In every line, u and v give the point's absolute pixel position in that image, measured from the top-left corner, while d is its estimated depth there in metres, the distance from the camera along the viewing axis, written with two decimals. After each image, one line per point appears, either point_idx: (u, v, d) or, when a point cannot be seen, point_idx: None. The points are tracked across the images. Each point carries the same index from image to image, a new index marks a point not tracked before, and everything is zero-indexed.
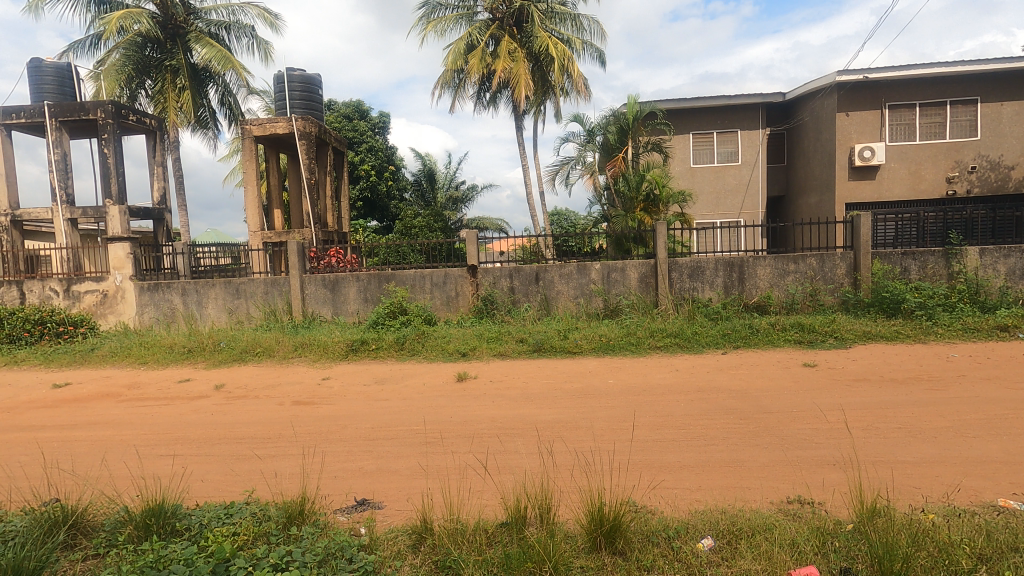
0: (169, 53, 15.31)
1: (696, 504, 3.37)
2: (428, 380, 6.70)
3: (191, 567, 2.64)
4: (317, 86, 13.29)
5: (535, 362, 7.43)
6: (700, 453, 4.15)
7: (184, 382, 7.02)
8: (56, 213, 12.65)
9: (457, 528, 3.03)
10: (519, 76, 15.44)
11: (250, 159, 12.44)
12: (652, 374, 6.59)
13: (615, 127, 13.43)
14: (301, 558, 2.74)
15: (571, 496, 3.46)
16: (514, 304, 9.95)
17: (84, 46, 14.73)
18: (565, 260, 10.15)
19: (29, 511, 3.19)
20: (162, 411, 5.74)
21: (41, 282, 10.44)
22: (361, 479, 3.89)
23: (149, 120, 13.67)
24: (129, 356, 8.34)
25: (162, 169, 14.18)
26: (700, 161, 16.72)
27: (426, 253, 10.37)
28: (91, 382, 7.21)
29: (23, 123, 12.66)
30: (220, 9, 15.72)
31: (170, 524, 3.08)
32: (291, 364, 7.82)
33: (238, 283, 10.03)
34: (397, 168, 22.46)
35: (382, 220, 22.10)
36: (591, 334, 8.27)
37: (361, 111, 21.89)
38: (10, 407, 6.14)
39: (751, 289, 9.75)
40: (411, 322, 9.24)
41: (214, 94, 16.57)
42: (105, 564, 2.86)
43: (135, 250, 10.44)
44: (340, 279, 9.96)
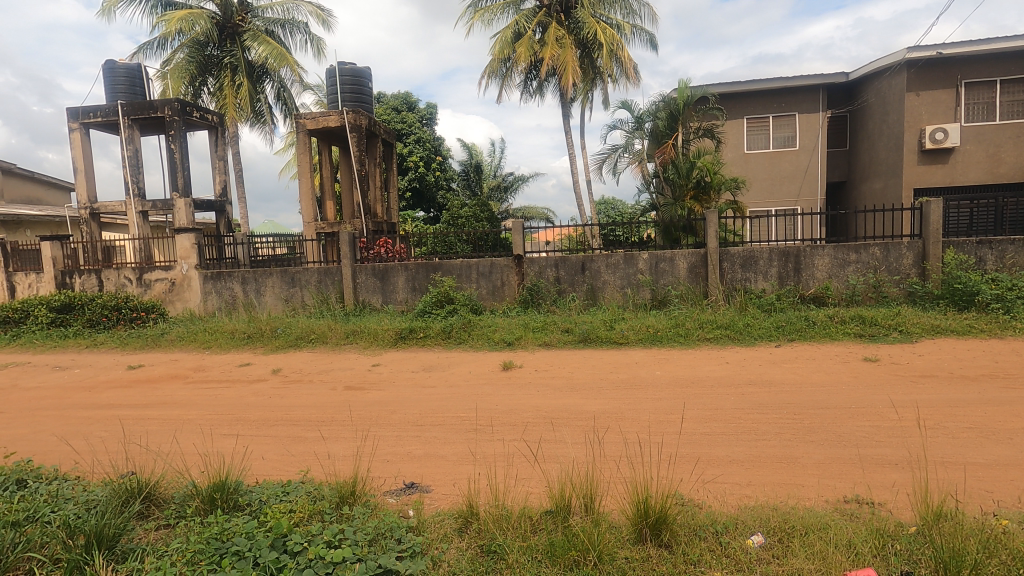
0: (229, 51, 15.95)
1: (746, 500, 3.28)
2: (473, 368, 6.78)
3: (252, 541, 2.79)
4: (366, 79, 13.54)
5: (580, 353, 7.40)
6: (751, 448, 4.03)
7: (244, 365, 7.40)
8: (129, 206, 13.48)
9: (503, 515, 3.07)
10: (567, 63, 15.22)
11: (304, 153, 12.86)
12: (700, 366, 6.43)
13: (665, 113, 13.04)
14: (353, 536, 2.84)
15: (616, 487, 3.44)
16: (560, 294, 9.90)
17: (151, 46, 15.53)
18: (612, 249, 10.01)
19: (109, 482, 3.44)
20: (224, 393, 6.07)
21: (117, 271, 11.20)
22: (409, 463, 3.99)
23: (211, 116, 14.35)
24: (195, 341, 8.86)
25: (222, 163, 14.87)
26: (754, 147, 16.12)
27: (473, 243, 10.45)
28: (161, 364, 7.70)
29: (99, 122, 13.49)
30: (275, 6, 16.24)
31: (233, 499, 3.27)
32: (343, 350, 8.11)
33: (293, 272, 10.42)
34: (444, 159, 22.73)
35: (429, 211, 22.44)
36: (637, 325, 8.15)
37: (409, 103, 22.17)
38: (91, 386, 6.66)
39: (807, 280, 9.33)
40: (457, 310, 9.34)
41: (270, 90, 17.15)
42: (175, 534, 3.06)
43: (199, 240, 11.00)
44: (389, 268, 10.19)
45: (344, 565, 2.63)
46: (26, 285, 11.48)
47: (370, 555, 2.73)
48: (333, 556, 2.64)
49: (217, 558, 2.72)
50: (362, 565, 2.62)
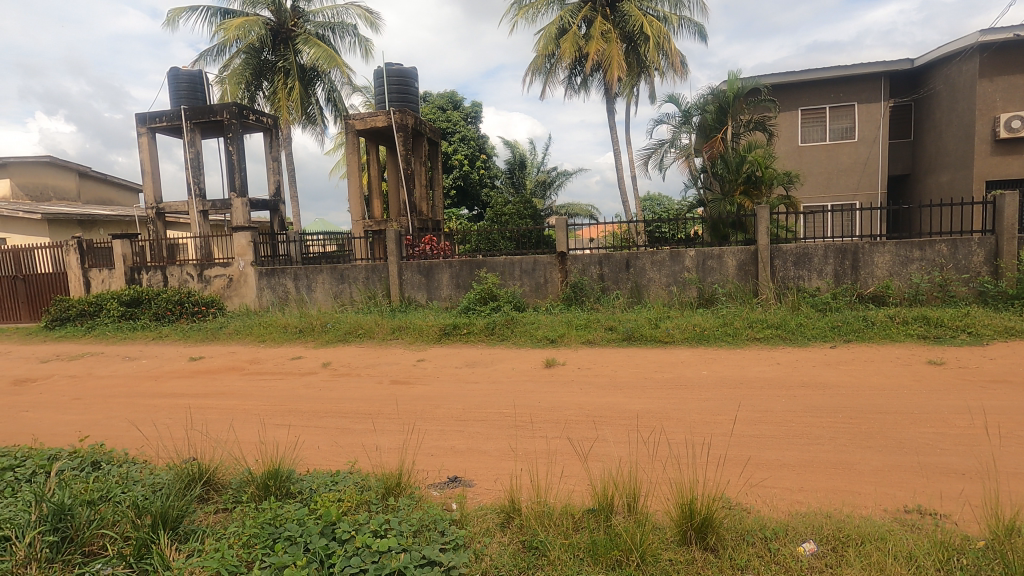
0: (282, 55, 16.55)
1: (797, 506, 3.17)
2: (516, 365, 6.81)
3: (304, 528, 2.90)
4: (412, 79, 13.76)
5: (624, 351, 7.31)
6: (804, 452, 3.89)
7: (296, 359, 7.70)
8: (191, 206, 14.19)
9: (545, 511, 3.07)
10: (612, 57, 15.02)
11: (353, 153, 13.20)
12: (749, 366, 6.24)
13: (714, 106, 12.67)
14: (398, 527, 2.91)
15: (661, 487, 3.39)
16: (604, 292, 9.81)
17: (211, 53, 16.29)
18: (658, 247, 9.83)
19: (173, 467, 3.65)
20: (278, 385, 6.35)
21: (180, 267, 11.83)
22: (452, 458, 4.05)
23: (266, 119, 14.93)
24: (251, 335, 9.28)
25: (276, 164, 15.44)
26: (809, 140, 15.48)
27: (516, 240, 10.46)
28: (220, 357, 8.11)
29: (164, 126, 14.26)
30: (325, 11, 16.74)
31: (285, 487, 3.41)
32: (389, 345, 8.31)
33: (342, 269, 10.74)
34: (488, 156, 22.86)
35: (473, 209, 22.65)
36: (683, 324, 7.99)
37: (455, 102, 22.37)
38: (157, 376, 7.08)
39: (866, 278, 8.89)
40: (500, 307, 9.40)
41: (321, 92, 17.68)
42: (232, 517, 3.22)
43: (255, 238, 11.48)
44: (433, 265, 10.36)
45: (390, 554, 2.69)
46: (100, 281, 12.19)
47: (414, 546, 2.79)
48: (379, 545, 2.71)
49: (271, 542, 2.85)
50: (407, 555, 2.67)
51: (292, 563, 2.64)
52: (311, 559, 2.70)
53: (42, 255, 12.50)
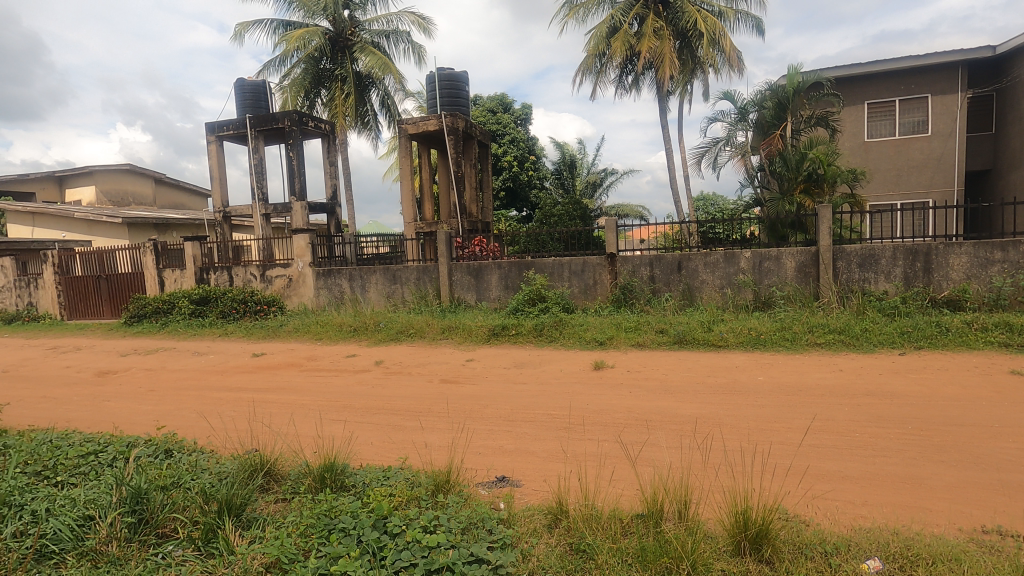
0: (340, 64, 17.14)
1: (861, 521, 3.01)
2: (565, 367, 6.79)
3: (357, 521, 3.00)
4: (463, 83, 13.95)
5: (675, 354, 7.15)
6: (869, 464, 3.69)
7: (351, 356, 7.96)
8: (255, 209, 14.91)
9: (593, 515, 3.05)
10: (665, 56, 14.76)
11: (406, 156, 13.51)
12: (809, 373, 5.97)
13: (772, 102, 12.19)
14: (447, 524, 2.96)
15: (713, 496, 3.30)
16: (654, 294, 9.63)
17: (273, 64, 17.07)
18: (712, 248, 9.57)
19: (237, 457, 3.86)
20: (334, 381, 6.59)
21: (244, 268, 12.46)
22: (501, 457, 4.09)
23: (324, 125, 15.48)
24: (308, 333, 9.65)
25: (333, 168, 16.00)
26: (876, 135, 14.68)
27: (565, 241, 10.41)
28: (280, 353, 8.49)
29: (230, 135, 15.06)
30: (380, 19, 17.24)
31: (340, 480, 3.54)
32: (439, 344, 8.46)
33: (394, 270, 11.02)
34: (538, 158, 22.87)
35: (522, 210, 22.74)
36: (738, 327, 7.74)
37: (505, 104, 22.47)
38: (223, 370, 7.50)
39: (940, 281, 8.34)
40: (549, 309, 9.37)
41: (375, 98, 18.18)
42: (291, 507, 3.36)
43: (313, 240, 11.95)
44: (483, 266, 10.46)
45: (439, 550, 2.74)
46: (173, 281, 13.00)
47: (462, 543, 2.83)
48: (428, 540, 2.77)
49: (326, 532, 2.96)
50: (455, 552, 2.71)
51: (347, 554, 2.73)
52: (364, 551, 2.78)
53: (123, 256, 13.46)
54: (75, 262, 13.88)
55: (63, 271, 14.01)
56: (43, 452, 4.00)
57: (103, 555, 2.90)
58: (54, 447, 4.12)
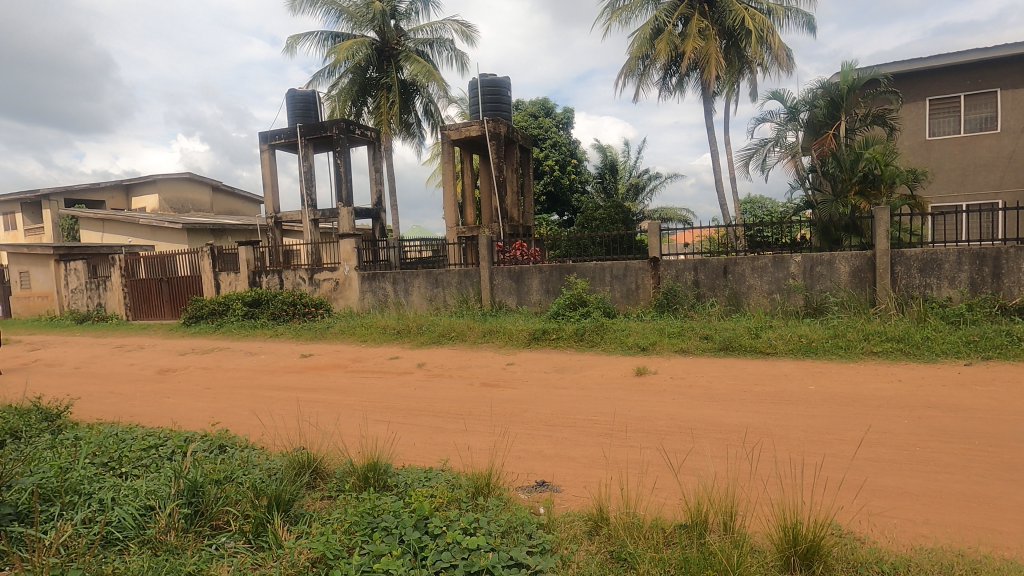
0: (385, 72, 17.56)
1: (922, 540, 2.85)
2: (606, 372, 6.72)
3: (399, 520, 3.05)
4: (505, 88, 14.04)
5: (720, 361, 6.96)
6: (930, 481, 3.49)
7: (394, 358, 8.12)
8: (304, 215, 15.44)
9: (634, 523, 3.01)
10: (710, 56, 14.47)
11: (449, 162, 13.70)
12: (864, 383, 5.70)
13: (824, 101, 11.73)
14: (487, 527, 2.97)
15: (761, 508, 3.19)
16: (699, 299, 9.41)
17: (322, 74, 17.64)
18: (759, 251, 9.29)
19: (286, 454, 3.99)
20: (378, 382, 6.74)
21: (294, 271, 12.90)
22: (540, 462, 4.08)
23: (370, 132, 15.89)
24: (354, 335, 9.90)
25: (378, 174, 16.40)
26: (938, 133, 13.94)
27: (607, 245, 10.31)
28: (326, 354, 8.75)
29: (282, 143, 15.65)
30: (425, 27, 17.58)
31: (383, 479, 3.61)
32: (480, 348, 8.53)
33: (437, 274, 11.18)
34: (580, 161, 22.76)
35: (564, 214, 22.72)
36: (788, 334, 7.47)
37: (547, 108, 22.47)
38: (274, 370, 7.79)
39: (1011, 288, 7.83)
40: (590, 313, 9.29)
41: (419, 105, 18.53)
42: (336, 504, 3.45)
43: (358, 244, 12.29)
44: (524, 270, 10.48)
45: (479, 552, 2.75)
46: (227, 284, 13.59)
47: (502, 546, 2.83)
48: (469, 542, 2.79)
49: (369, 530, 3.02)
50: (495, 555, 2.71)
51: (389, 552, 2.78)
52: (405, 550, 2.82)
53: (182, 260, 14.18)
54: (140, 265, 14.72)
55: (129, 273, 14.88)
56: (110, 444, 4.25)
57: (162, 543, 3.05)
58: (119, 439, 4.37)
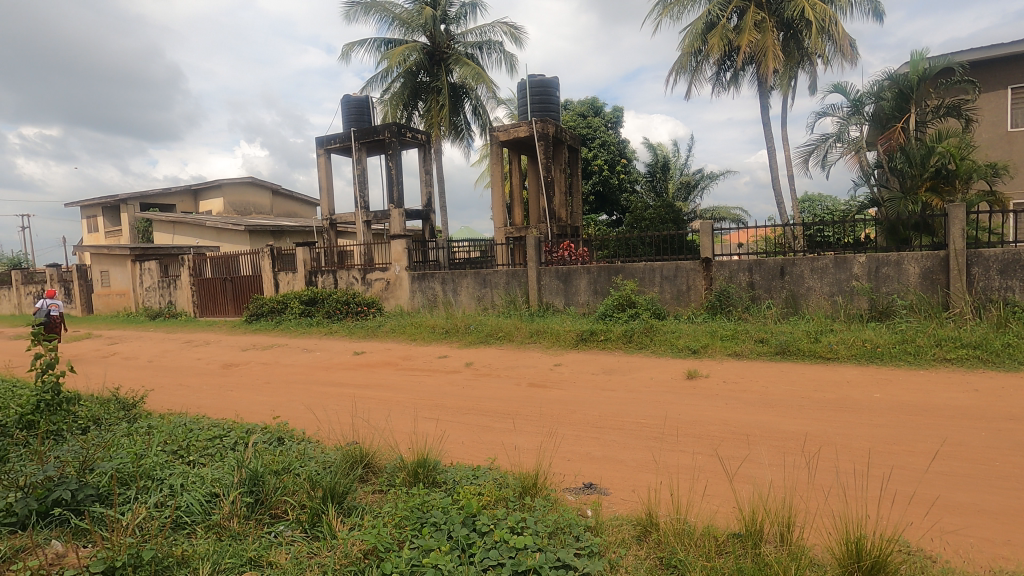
0: (436, 76, 17.85)
1: (1002, 563, 2.65)
2: (655, 375, 6.59)
3: (447, 517, 3.09)
4: (553, 89, 14.01)
5: (777, 366, 6.69)
6: (1010, 499, 3.24)
7: (443, 357, 8.24)
8: (357, 216, 15.89)
9: (685, 530, 2.93)
10: (767, 48, 13.95)
11: (497, 163, 13.79)
12: (936, 392, 5.34)
13: (892, 92, 11.09)
14: (534, 527, 2.97)
15: (821, 520, 3.05)
16: (754, 301, 9.10)
17: (376, 80, 18.11)
18: (819, 252, 8.89)
19: (339, 448, 4.12)
20: (427, 380, 6.86)
21: (348, 271, 13.32)
22: (588, 464, 4.04)
23: (421, 135, 16.19)
24: (404, 334, 10.12)
25: (428, 176, 16.69)
26: (1021, 124, 12.93)
27: (657, 245, 10.13)
28: (378, 352, 8.98)
29: (337, 148, 16.17)
30: (474, 30, 17.77)
31: (432, 476, 3.68)
32: (527, 348, 8.54)
33: (485, 274, 11.27)
34: (630, 160, 22.42)
35: (612, 214, 22.46)
36: (850, 339, 7.11)
37: (596, 107, 22.24)
38: (328, 366, 8.07)
39: None
40: (640, 315, 9.12)
41: (468, 107, 18.74)
42: (386, 498, 3.54)
43: (409, 245, 12.56)
44: (572, 270, 10.42)
45: (526, 552, 2.75)
46: (286, 283, 14.16)
47: (549, 547, 2.82)
48: (516, 542, 2.79)
49: (418, 525, 3.08)
50: (542, 555, 2.71)
51: (438, 548, 2.82)
52: (454, 547, 2.86)
53: (245, 261, 14.91)
54: (206, 265, 15.56)
55: (196, 273, 15.75)
56: (179, 433, 4.51)
57: (225, 529, 3.21)
58: (187, 429, 4.64)
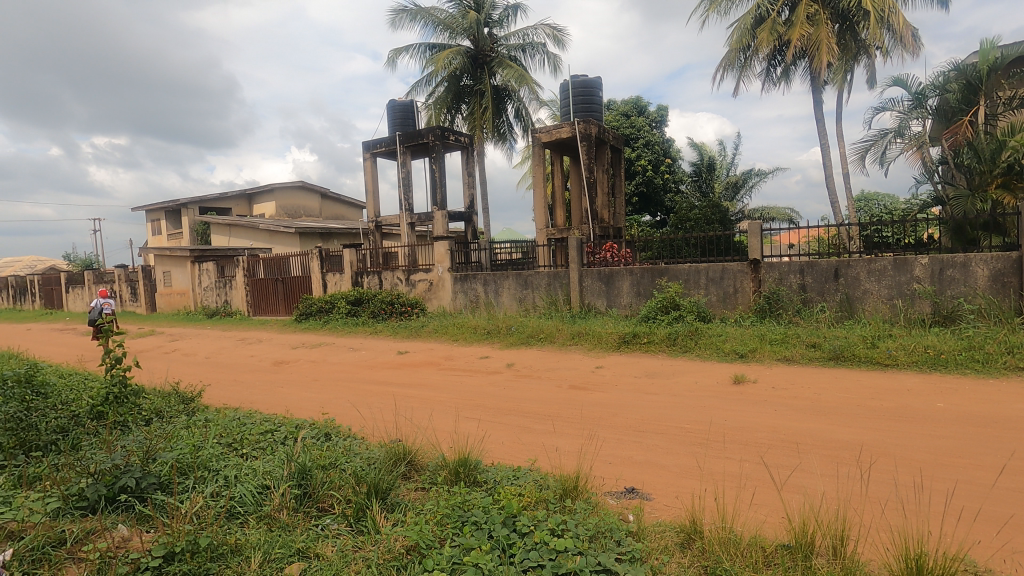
0: (479, 79, 18.02)
1: None
2: (700, 379, 6.43)
3: (488, 517, 3.11)
4: (596, 89, 13.90)
5: (829, 372, 6.42)
6: None
7: (484, 358, 8.30)
8: (402, 219, 16.20)
9: (731, 539, 2.85)
10: (821, 41, 13.41)
11: (539, 164, 13.79)
12: (1007, 402, 5.00)
13: (958, 84, 10.46)
14: (575, 530, 2.95)
15: (877, 535, 2.90)
16: (805, 304, 8.76)
17: (420, 84, 18.44)
18: (877, 253, 8.48)
19: (383, 446, 4.20)
20: (469, 381, 6.93)
21: (392, 272, 13.61)
22: (630, 468, 3.99)
23: (464, 138, 16.36)
24: (446, 334, 10.26)
25: (471, 178, 16.86)
26: None
27: (703, 246, 9.90)
28: (421, 352, 9.13)
29: (383, 152, 16.54)
30: (517, 33, 17.85)
31: (473, 475, 3.72)
32: (568, 350, 8.51)
33: (527, 275, 11.28)
34: (674, 160, 21.98)
35: (656, 214, 22.09)
36: (911, 344, 6.74)
37: (640, 107, 21.93)
38: (373, 365, 8.26)
39: None
40: (684, 317, 8.93)
41: (511, 109, 18.83)
42: (428, 496, 3.59)
43: (452, 247, 12.72)
44: (615, 272, 10.30)
45: (567, 554, 2.73)
46: (333, 284, 14.59)
47: (590, 551, 2.79)
48: (556, 544, 2.78)
49: (459, 523, 3.12)
50: (583, 559, 2.69)
51: (478, 547, 2.84)
52: (494, 546, 2.87)
53: (296, 262, 15.45)
54: (259, 267, 16.20)
55: (249, 274, 16.41)
56: (233, 427, 4.71)
57: (276, 520, 3.34)
58: (241, 423, 4.84)
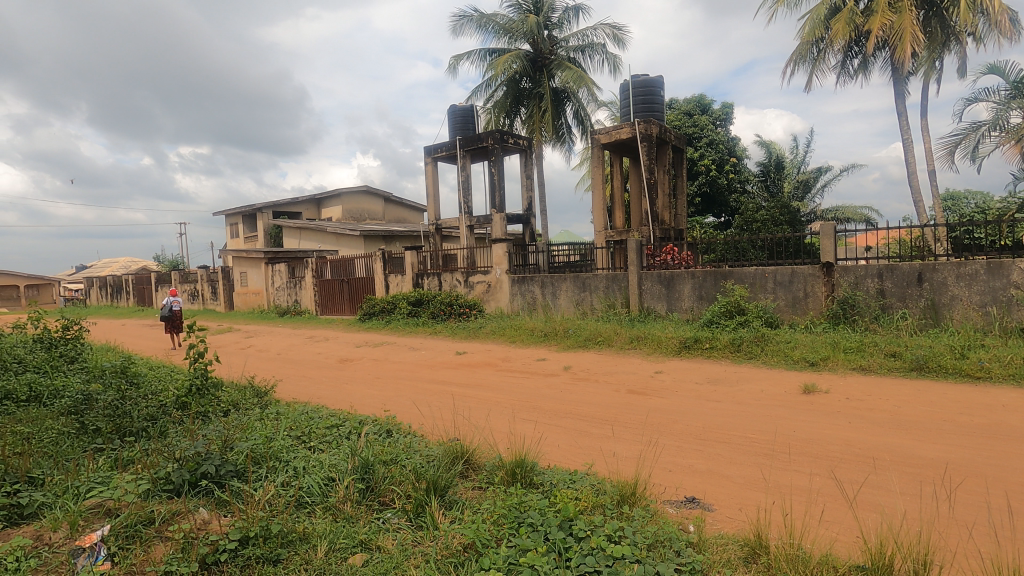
0: (538, 81, 18.08)
1: None
2: (766, 388, 6.15)
3: (543, 519, 3.12)
4: (658, 88, 13.61)
5: (912, 383, 5.97)
6: None
7: (541, 360, 8.30)
8: (461, 221, 16.48)
9: (800, 556, 2.71)
10: (904, 30, 12.55)
11: (598, 165, 13.66)
12: None
13: None
14: (632, 537, 2.91)
15: (965, 561, 2.68)
16: (884, 310, 8.18)
17: (480, 89, 18.71)
18: (967, 256, 7.83)
19: (442, 444, 4.29)
20: (526, 383, 6.94)
21: (451, 274, 13.87)
22: (691, 477, 3.88)
23: (523, 141, 16.46)
24: (504, 336, 10.34)
25: (529, 181, 16.92)
26: None
27: (770, 249, 9.49)
28: (479, 353, 9.24)
29: (443, 156, 16.91)
30: (577, 34, 17.79)
31: (529, 477, 3.73)
32: (627, 354, 8.38)
33: (584, 278, 11.20)
34: (740, 159, 21.16)
35: (720, 215, 21.36)
36: (1006, 356, 6.20)
37: (703, 105, 21.28)
38: (432, 365, 8.44)
39: None
40: (749, 322, 8.60)
41: (570, 111, 18.76)
42: (484, 495, 3.64)
43: (510, 249, 12.81)
44: (676, 275, 10.05)
45: (624, 562, 2.71)
46: (395, 285, 15.04)
47: (648, 559, 2.75)
48: (613, 550, 2.75)
49: (515, 523, 3.13)
50: (640, 567, 2.65)
51: (535, 548, 2.84)
52: (551, 549, 2.87)
53: (360, 264, 16.03)
54: (326, 268, 16.94)
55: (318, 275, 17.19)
56: (302, 421, 4.96)
57: (340, 511, 3.48)
58: (310, 417, 5.09)
